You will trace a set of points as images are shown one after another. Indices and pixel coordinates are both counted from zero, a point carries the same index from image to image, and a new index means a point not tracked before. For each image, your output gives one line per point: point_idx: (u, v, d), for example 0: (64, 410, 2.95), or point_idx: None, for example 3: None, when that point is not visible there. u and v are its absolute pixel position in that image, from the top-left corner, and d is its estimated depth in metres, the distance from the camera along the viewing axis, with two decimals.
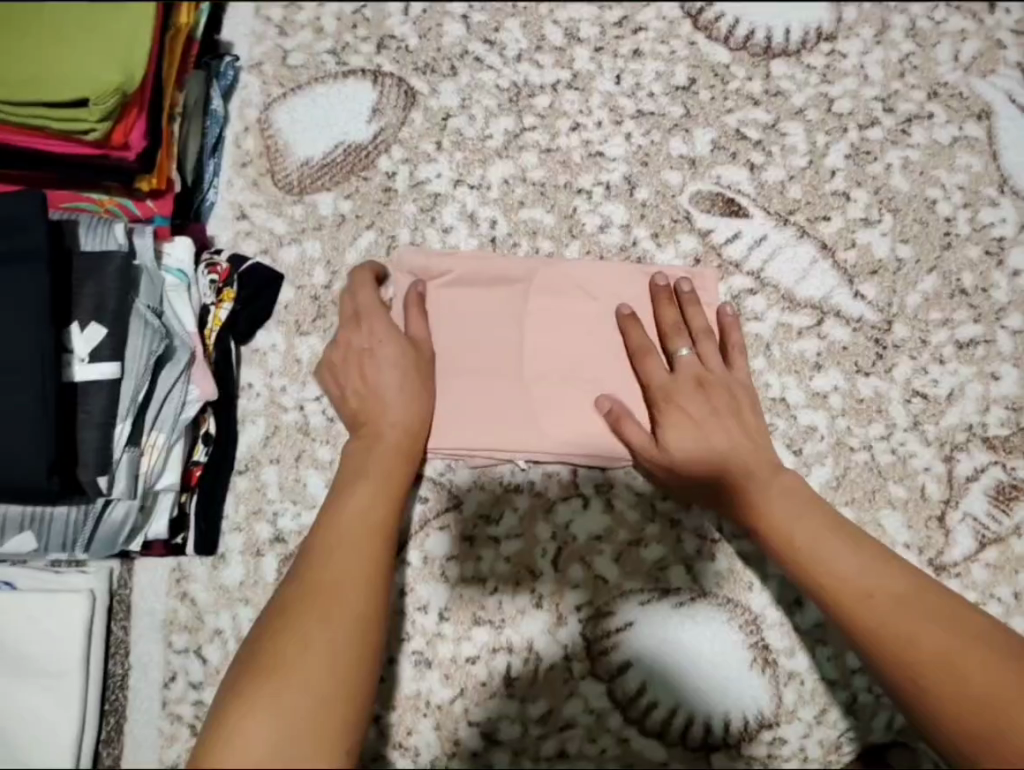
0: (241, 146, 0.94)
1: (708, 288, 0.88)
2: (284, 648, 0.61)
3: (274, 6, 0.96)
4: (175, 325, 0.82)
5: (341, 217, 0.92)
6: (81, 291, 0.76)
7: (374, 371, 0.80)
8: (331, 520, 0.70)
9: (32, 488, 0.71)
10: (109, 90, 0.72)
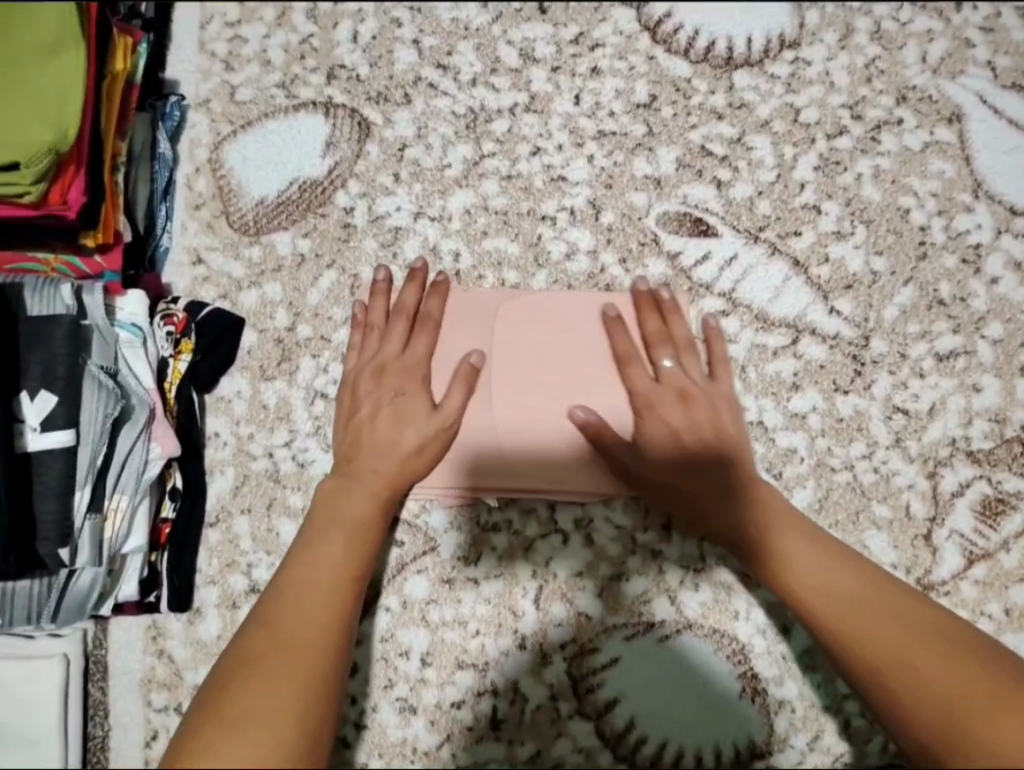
0: (194, 187, 0.91)
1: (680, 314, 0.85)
2: (247, 689, 0.57)
3: (218, 40, 0.92)
4: (131, 382, 0.79)
5: (300, 257, 0.89)
6: (29, 358, 0.73)
7: (388, 416, 0.79)
8: (297, 563, 0.69)
9: None
10: (41, 151, 0.69)
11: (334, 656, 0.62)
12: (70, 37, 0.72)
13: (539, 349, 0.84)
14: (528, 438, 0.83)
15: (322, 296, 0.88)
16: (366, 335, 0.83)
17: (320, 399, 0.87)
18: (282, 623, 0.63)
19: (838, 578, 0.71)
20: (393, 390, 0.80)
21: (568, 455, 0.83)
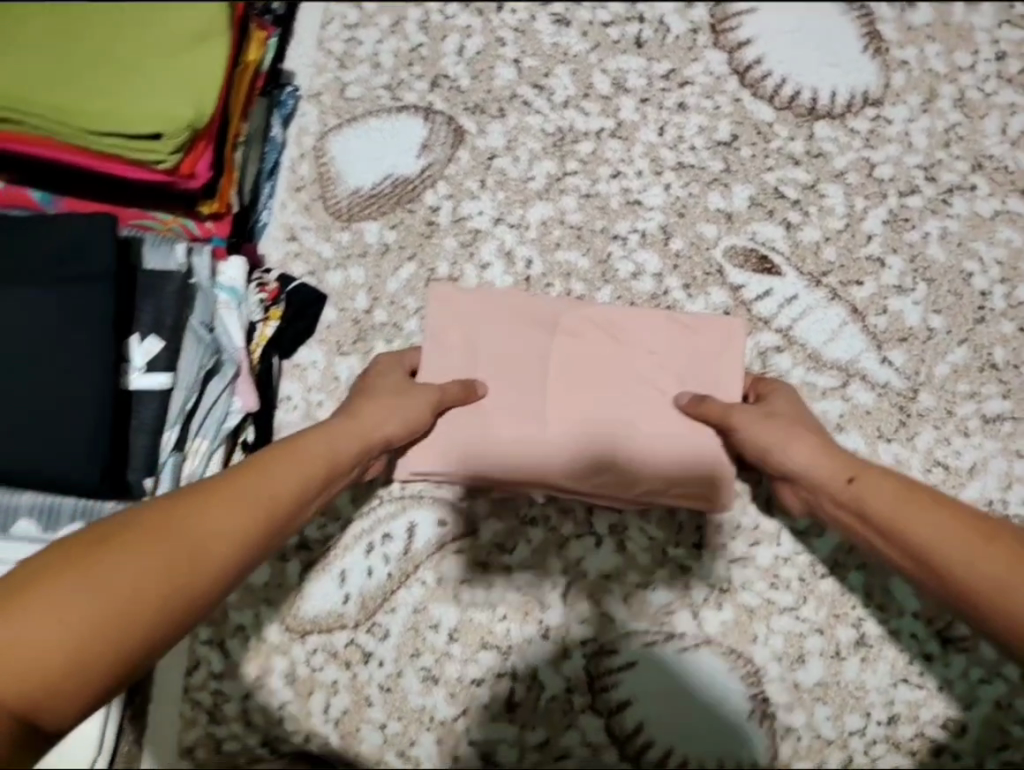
0: (296, 171, 0.98)
1: (734, 344, 0.87)
2: (115, 558, 0.56)
3: (336, 39, 1.00)
4: (225, 340, 0.83)
5: (386, 247, 0.95)
6: (140, 307, 0.78)
7: (387, 397, 0.82)
8: (252, 471, 0.67)
9: (81, 484, 0.71)
10: (181, 125, 0.75)
11: (216, 564, 0.60)
12: (218, 27, 0.79)
13: (595, 356, 0.88)
14: (576, 437, 0.86)
15: (400, 286, 0.94)
16: (435, 335, 0.89)
17: None
18: (194, 508, 0.61)
19: (903, 505, 0.70)
20: (385, 379, 0.85)
21: (613, 458, 0.86)
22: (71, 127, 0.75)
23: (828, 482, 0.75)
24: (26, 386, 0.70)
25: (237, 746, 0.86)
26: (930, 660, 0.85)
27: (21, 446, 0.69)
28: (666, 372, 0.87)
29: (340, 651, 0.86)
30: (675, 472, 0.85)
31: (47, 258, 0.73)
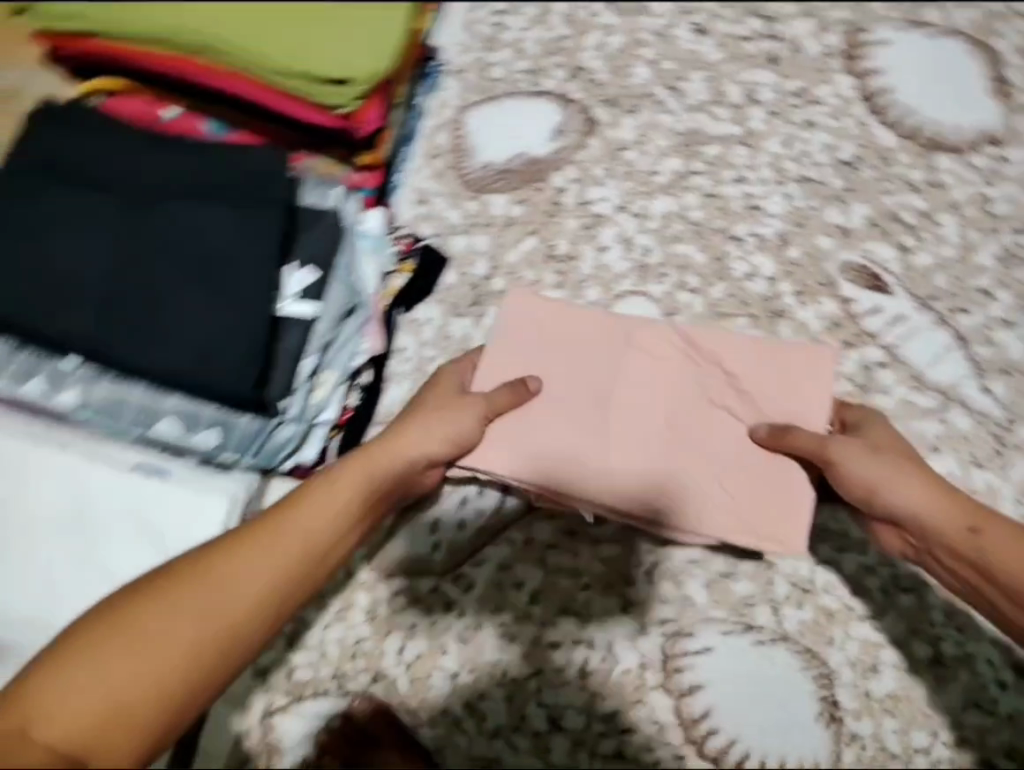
0: (434, 140, 1.02)
1: (807, 375, 0.84)
2: (147, 611, 0.58)
3: (484, 24, 1.06)
4: (361, 283, 0.89)
5: (510, 219, 0.99)
6: (298, 239, 0.85)
7: (431, 413, 0.81)
8: (282, 517, 0.68)
9: (229, 391, 0.78)
10: (366, 76, 0.83)
11: (245, 617, 0.61)
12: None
13: (670, 374, 0.86)
14: (652, 454, 0.83)
15: (520, 258, 0.97)
16: (505, 330, 0.88)
17: None
18: (222, 557, 0.63)
19: (1013, 551, 0.68)
20: (438, 391, 0.84)
21: (692, 481, 0.82)
22: (260, 66, 0.84)
23: (947, 530, 0.71)
24: (203, 293, 0.79)
25: (308, 674, 0.89)
26: (1005, 688, 0.84)
27: (188, 346, 0.78)
28: (750, 393, 0.84)
29: (422, 595, 0.90)
30: (760, 502, 0.80)
31: (226, 181, 0.83)
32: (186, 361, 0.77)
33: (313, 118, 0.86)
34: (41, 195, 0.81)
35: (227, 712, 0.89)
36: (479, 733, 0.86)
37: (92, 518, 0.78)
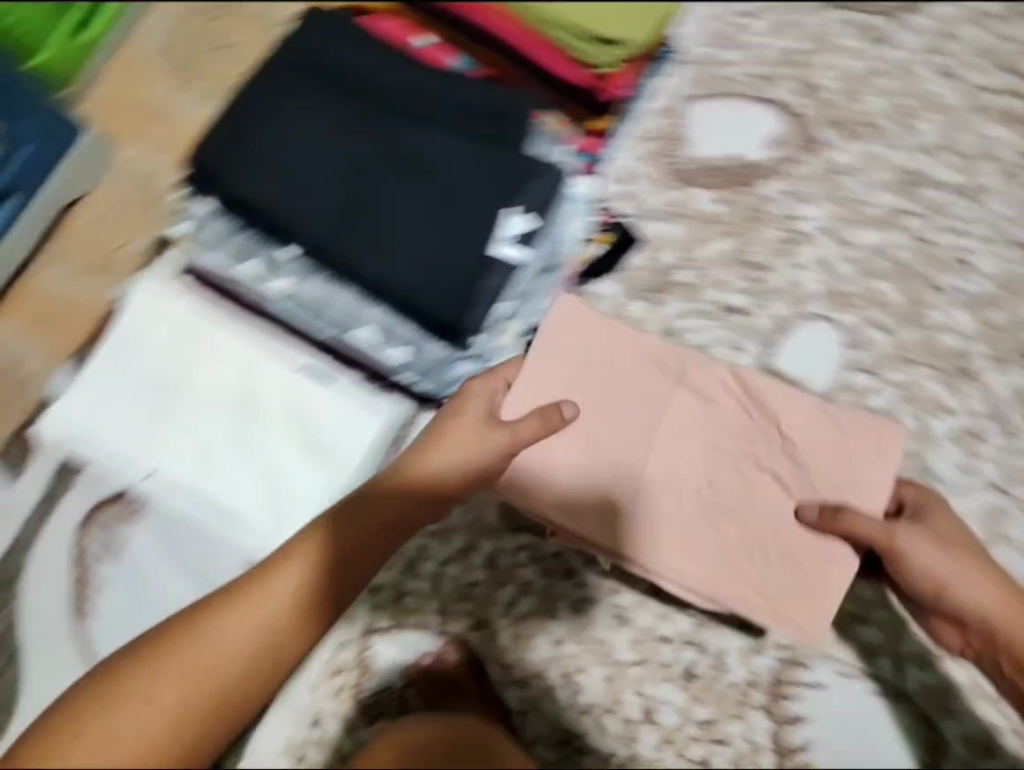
0: (649, 123, 1.00)
1: (870, 458, 0.77)
2: (132, 688, 0.63)
3: (728, 19, 1.03)
4: (564, 244, 0.87)
5: (712, 217, 0.97)
6: (523, 186, 0.82)
7: (460, 435, 0.75)
8: (287, 553, 0.70)
9: (434, 316, 0.81)
10: (635, 46, 0.90)
11: (238, 657, 0.66)
12: None
13: (712, 426, 0.79)
14: (683, 512, 0.78)
15: (713, 256, 0.96)
16: (543, 347, 0.80)
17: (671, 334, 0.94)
18: (220, 607, 0.67)
19: None
20: (468, 415, 0.76)
21: (719, 552, 0.77)
22: (544, 22, 0.91)
23: (1014, 640, 0.72)
24: (431, 218, 0.81)
25: (416, 603, 0.95)
26: None
27: (407, 265, 0.81)
28: (804, 466, 0.78)
29: (545, 559, 0.93)
30: (788, 586, 0.76)
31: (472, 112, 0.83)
32: (406, 274, 0.81)
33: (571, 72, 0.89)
34: (300, 92, 0.85)
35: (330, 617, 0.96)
36: (570, 703, 0.92)
37: (257, 401, 0.92)
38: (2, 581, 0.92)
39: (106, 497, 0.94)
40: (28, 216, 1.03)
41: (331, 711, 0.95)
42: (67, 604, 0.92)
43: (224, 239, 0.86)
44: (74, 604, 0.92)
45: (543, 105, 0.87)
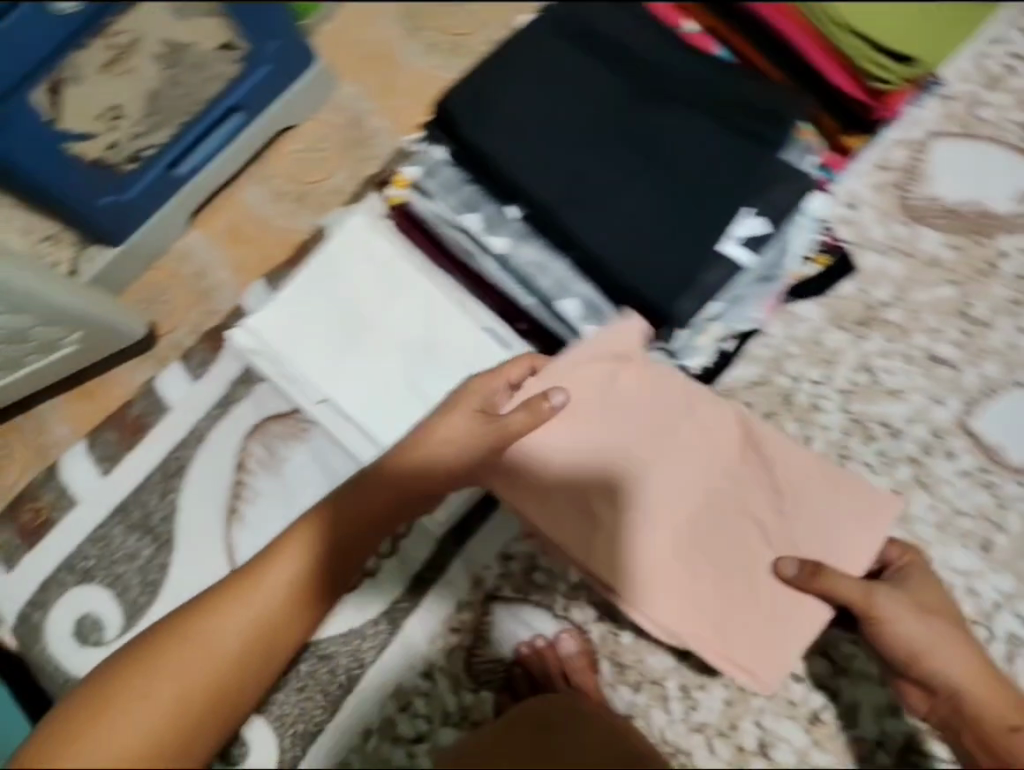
0: (889, 152, 0.95)
1: (858, 520, 0.77)
2: (128, 689, 0.55)
3: (993, 59, 0.97)
4: (788, 257, 0.84)
5: (936, 260, 0.92)
6: (770, 187, 0.77)
7: (458, 426, 0.71)
8: (301, 532, 0.66)
9: (643, 301, 0.77)
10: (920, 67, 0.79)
11: (251, 642, 0.59)
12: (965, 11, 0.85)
13: (713, 464, 0.78)
14: (666, 544, 0.77)
15: (929, 302, 0.92)
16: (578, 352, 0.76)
17: (864, 372, 0.92)
18: (231, 598, 0.61)
19: None
20: (462, 413, 0.72)
21: (695, 590, 0.77)
22: (834, 25, 0.78)
23: (988, 718, 0.69)
24: (664, 199, 0.77)
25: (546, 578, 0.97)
26: None
27: (628, 242, 0.77)
28: (791, 517, 0.77)
29: None
30: (748, 630, 0.76)
31: (728, 100, 0.79)
32: (625, 258, 0.76)
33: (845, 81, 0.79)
34: (556, 47, 0.81)
35: (460, 578, 0.96)
36: (685, 719, 0.92)
37: (437, 353, 0.93)
38: (173, 470, 0.97)
39: (271, 417, 0.98)
40: (243, 137, 1.06)
41: (441, 667, 0.95)
42: (220, 505, 0.96)
43: (451, 186, 0.86)
44: (230, 503, 0.96)
45: (813, 105, 0.80)
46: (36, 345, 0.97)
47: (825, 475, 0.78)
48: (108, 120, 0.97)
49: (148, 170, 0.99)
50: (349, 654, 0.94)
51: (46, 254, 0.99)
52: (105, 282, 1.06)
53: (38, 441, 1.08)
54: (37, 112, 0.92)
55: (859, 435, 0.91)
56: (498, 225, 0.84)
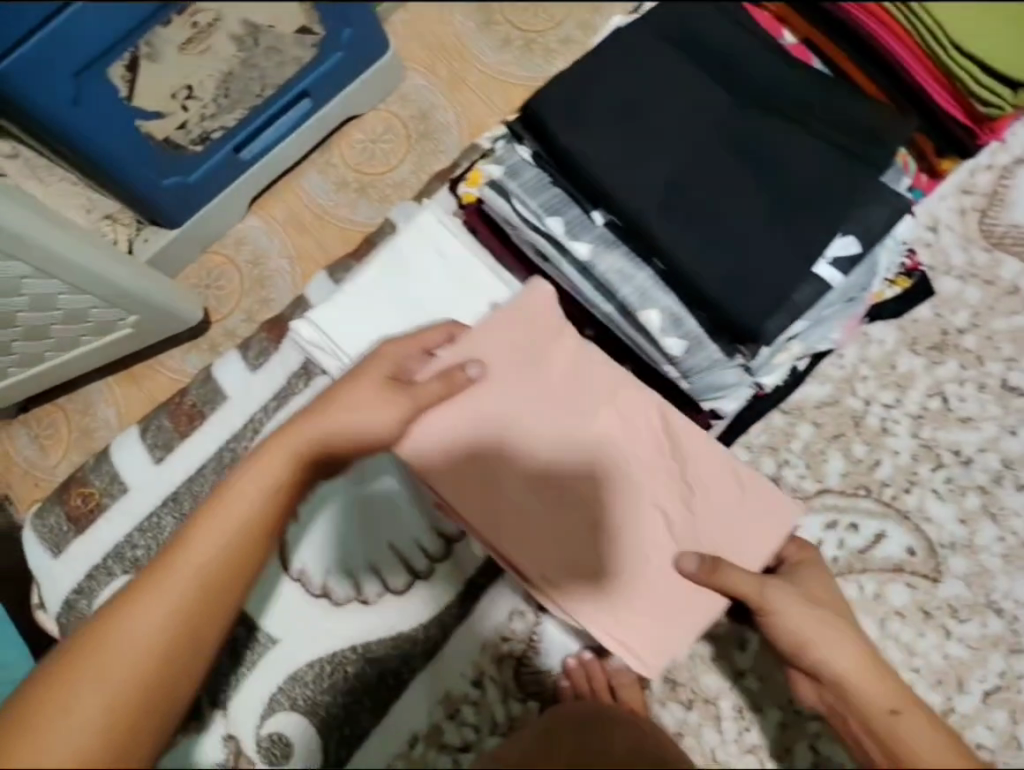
0: (974, 176, 0.94)
1: (754, 517, 0.78)
2: (52, 704, 0.50)
3: None
4: (874, 277, 0.81)
5: (1015, 289, 0.91)
6: (865, 207, 0.76)
7: (369, 392, 0.67)
8: (218, 499, 0.60)
9: (732, 319, 0.74)
10: None
11: (185, 626, 0.55)
12: None
13: (628, 451, 0.78)
14: (575, 530, 0.77)
15: (1007, 330, 0.91)
16: (503, 320, 0.78)
17: (937, 397, 0.91)
18: (148, 588, 0.55)
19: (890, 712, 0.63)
20: (369, 381, 0.68)
21: (599, 574, 0.76)
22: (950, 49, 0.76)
23: (869, 706, 0.64)
24: (759, 216, 0.75)
25: None
26: None
27: (721, 257, 0.74)
28: (696, 512, 0.78)
29: None
30: (648, 618, 0.75)
31: (830, 118, 0.78)
32: (714, 272, 0.74)
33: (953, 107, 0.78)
34: (652, 52, 0.80)
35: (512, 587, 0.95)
36: (737, 737, 0.92)
37: None
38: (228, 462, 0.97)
39: None
40: (315, 124, 1.06)
41: (491, 676, 0.94)
42: None
43: (534, 189, 0.83)
44: None
45: (913, 128, 0.78)
46: (93, 326, 0.98)
47: (738, 476, 0.78)
48: (180, 101, 0.93)
49: (212, 153, 0.98)
50: (398, 659, 0.94)
51: (106, 232, 1.00)
52: (161, 263, 1.06)
53: (82, 422, 1.10)
54: (115, 89, 0.86)
55: (929, 461, 0.89)
56: (580, 231, 0.81)
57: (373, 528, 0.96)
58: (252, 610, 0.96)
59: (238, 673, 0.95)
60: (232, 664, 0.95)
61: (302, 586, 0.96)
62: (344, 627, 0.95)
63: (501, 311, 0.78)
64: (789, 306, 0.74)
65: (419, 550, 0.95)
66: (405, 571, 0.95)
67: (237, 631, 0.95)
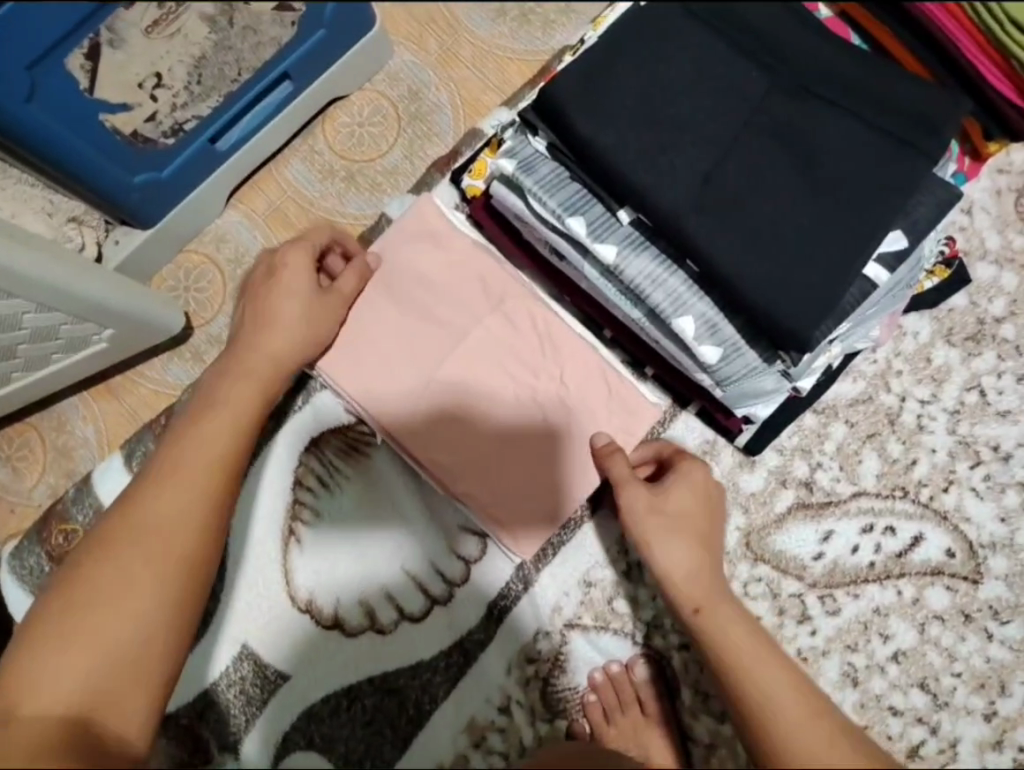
0: (1010, 154, 0.89)
1: (629, 423, 0.86)
2: (100, 572, 0.58)
3: None
4: (917, 269, 0.75)
5: None
6: (915, 197, 0.69)
7: (297, 309, 0.81)
8: (207, 407, 0.71)
9: (775, 327, 0.67)
10: None
11: (206, 500, 0.64)
12: None
13: (508, 348, 0.87)
14: (462, 425, 0.87)
15: None
16: (401, 232, 0.89)
17: (975, 390, 0.87)
18: (160, 478, 0.64)
19: (721, 610, 0.69)
20: (287, 294, 0.81)
21: (471, 452, 0.86)
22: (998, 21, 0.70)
23: (690, 596, 0.70)
24: (804, 210, 0.68)
25: (627, 604, 0.91)
26: None
27: (761, 258, 0.67)
28: (569, 406, 0.86)
29: (782, 596, 0.86)
30: (513, 489, 0.86)
31: (879, 97, 0.70)
32: (752, 273, 0.67)
33: (998, 85, 0.73)
34: (676, 27, 0.72)
35: (533, 609, 0.91)
36: None
37: (522, 371, 0.87)
38: None
39: (332, 429, 0.94)
40: (292, 110, 0.96)
41: (518, 700, 0.90)
42: (278, 526, 0.93)
43: (550, 187, 0.76)
44: (289, 522, 0.93)
45: (970, 110, 0.71)
46: (65, 343, 0.88)
47: (613, 381, 0.87)
48: (148, 90, 0.85)
49: (187, 146, 0.90)
50: (418, 689, 0.90)
51: (72, 236, 0.89)
52: (134, 268, 0.96)
53: (58, 441, 1.01)
54: (74, 82, 0.80)
55: (967, 458, 0.86)
56: (604, 232, 0.75)
57: (384, 550, 0.92)
58: (258, 646, 0.91)
59: (248, 715, 0.90)
60: (240, 706, 0.90)
61: (312, 616, 0.91)
62: (359, 658, 0.90)
63: (399, 221, 0.90)
64: (835, 310, 0.68)
65: (438, 574, 0.91)
66: (424, 597, 0.91)
67: (244, 670, 0.91)
